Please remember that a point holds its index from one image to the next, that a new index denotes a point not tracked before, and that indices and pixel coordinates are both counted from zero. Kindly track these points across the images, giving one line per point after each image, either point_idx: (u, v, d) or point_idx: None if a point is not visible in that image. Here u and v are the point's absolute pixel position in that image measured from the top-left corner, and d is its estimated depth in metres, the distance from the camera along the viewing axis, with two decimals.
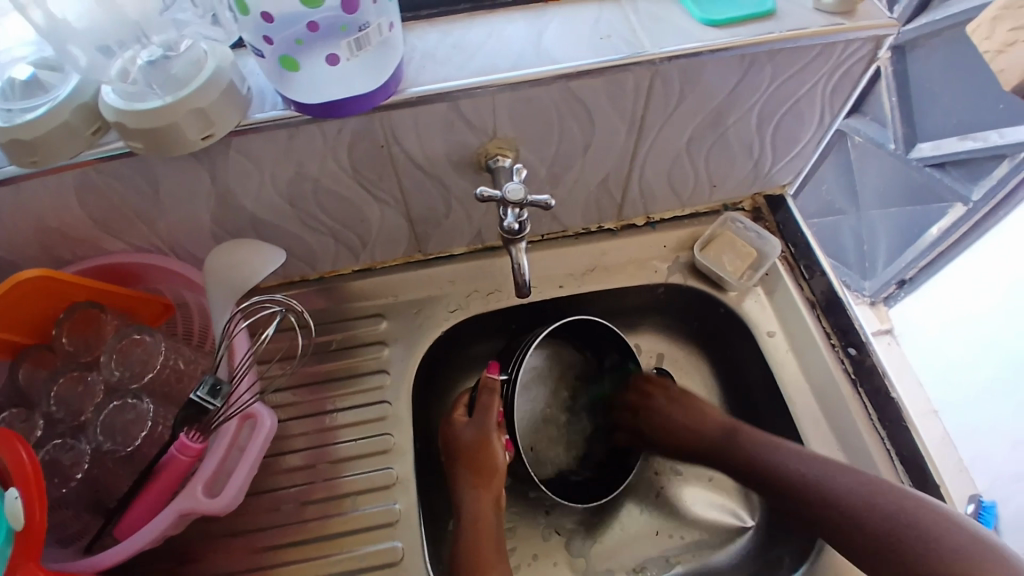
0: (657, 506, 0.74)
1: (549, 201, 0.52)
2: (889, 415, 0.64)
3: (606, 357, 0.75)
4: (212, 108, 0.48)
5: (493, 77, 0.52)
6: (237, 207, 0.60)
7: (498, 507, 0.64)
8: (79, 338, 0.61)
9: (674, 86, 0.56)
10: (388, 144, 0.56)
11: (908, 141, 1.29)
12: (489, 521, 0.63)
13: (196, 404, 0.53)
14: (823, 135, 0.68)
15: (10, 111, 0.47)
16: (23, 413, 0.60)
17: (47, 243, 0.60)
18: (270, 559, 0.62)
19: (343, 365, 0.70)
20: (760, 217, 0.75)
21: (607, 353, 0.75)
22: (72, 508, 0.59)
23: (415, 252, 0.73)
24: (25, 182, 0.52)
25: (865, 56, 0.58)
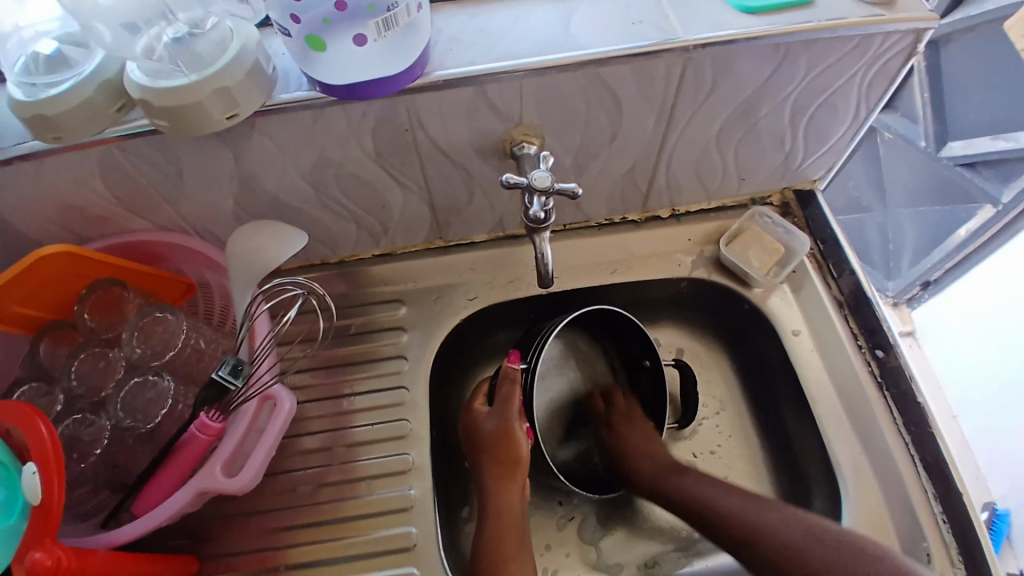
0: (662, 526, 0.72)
1: (576, 190, 0.51)
2: (913, 419, 0.63)
3: (624, 349, 0.74)
4: (237, 88, 0.47)
5: (521, 62, 0.51)
6: (260, 189, 0.59)
7: (524, 494, 0.64)
8: (100, 317, 0.61)
9: (706, 75, 0.55)
10: (412, 129, 0.55)
11: (940, 138, 1.24)
12: (516, 509, 0.63)
13: (217, 383, 0.53)
14: (857, 130, 0.65)
15: (33, 85, 0.47)
16: (44, 389, 0.61)
17: (71, 221, 0.60)
18: (283, 540, 0.62)
19: (361, 350, 0.70)
20: (789, 213, 0.73)
21: (625, 346, 0.74)
22: (89, 485, 0.59)
23: (436, 239, 0.72)
24: (48, 158, 0.52)
25: (904, 49, 0.56)
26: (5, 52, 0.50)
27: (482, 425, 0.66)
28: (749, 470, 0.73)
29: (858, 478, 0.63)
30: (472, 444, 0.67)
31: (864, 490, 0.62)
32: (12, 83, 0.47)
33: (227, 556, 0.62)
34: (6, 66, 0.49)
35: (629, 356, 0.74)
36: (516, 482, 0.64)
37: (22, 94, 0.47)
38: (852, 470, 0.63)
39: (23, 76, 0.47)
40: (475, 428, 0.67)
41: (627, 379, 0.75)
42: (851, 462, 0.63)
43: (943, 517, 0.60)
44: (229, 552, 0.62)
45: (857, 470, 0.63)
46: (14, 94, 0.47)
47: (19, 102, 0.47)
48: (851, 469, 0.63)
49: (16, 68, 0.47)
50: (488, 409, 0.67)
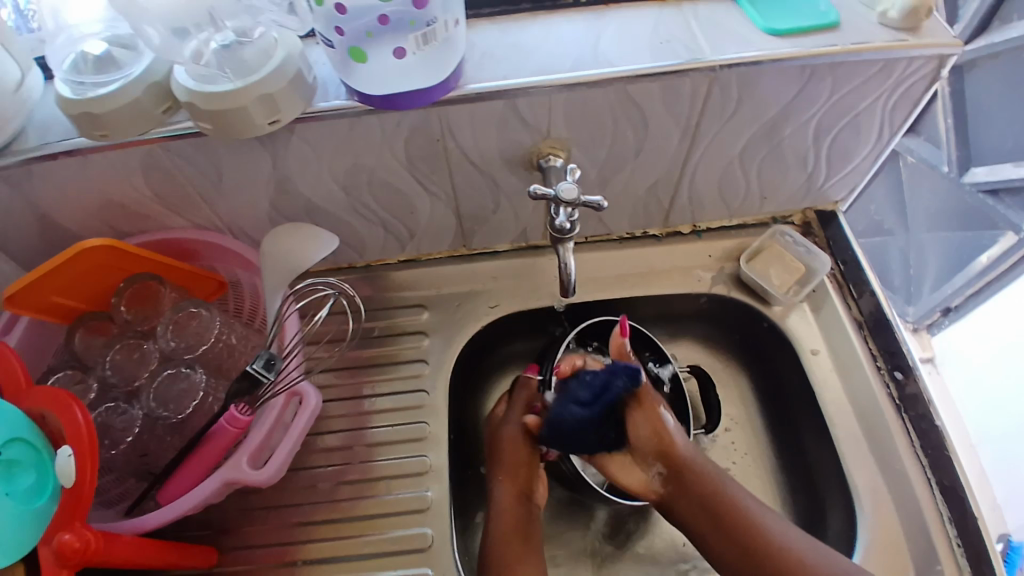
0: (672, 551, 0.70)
1: (602, 202, 0.52)
2: (931, 442, 0.63)
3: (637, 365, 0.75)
4: (280, 95, 0.49)
5: (551, 77, 0.53)
6: (294, 192, 0.61)
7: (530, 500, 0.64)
8: (137, 309, 0.64)
9: (732, 94, 0.56)
10: (444, 139, 0.57)
11: (963, 162, 1.22)
12: (520, 512, 0.63)
13: (250, 377, 0.54)
14: (880, 152, 0.66)
15: (81, 84, 0.49)
16: (78, 376, 0.63)
17: (111, 215, 0.63)
18: (300, 535, 0.64)
19: (383, 352, 0.72)
20: (811, 233, 0.74)
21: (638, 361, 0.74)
22: (116, 473, 0.62)
23: (460, 247, 0.74)
24: (93, 155, 0.55)
25: (927, 74, 0.57)
26: (53, 49, 0.52)
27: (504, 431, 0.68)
28: (762, 488, 0.72)
29: (874, 501, 0.63)
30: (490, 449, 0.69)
31: (878, 512, 0.62)
32: (59, 80, 0.50)
33: (245, 549, 0.64)
34: (53, 61, 0.51)
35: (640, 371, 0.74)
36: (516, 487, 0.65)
37: (69, 92, 0.49)
38: (869, 492, 0.63)
39: (72, 74, 0.49)
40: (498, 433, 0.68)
41: None
42: (868, 483, 0.63)
43: (958, 542, 0.60)
44: (248, 546, 0.64)
45: (874, 494, 0.63)
46: (62, 92, 0.49)
47: (66, 100, 0.49)
48: (866, 490, 0.63)
49: (65, 64, 0.50)
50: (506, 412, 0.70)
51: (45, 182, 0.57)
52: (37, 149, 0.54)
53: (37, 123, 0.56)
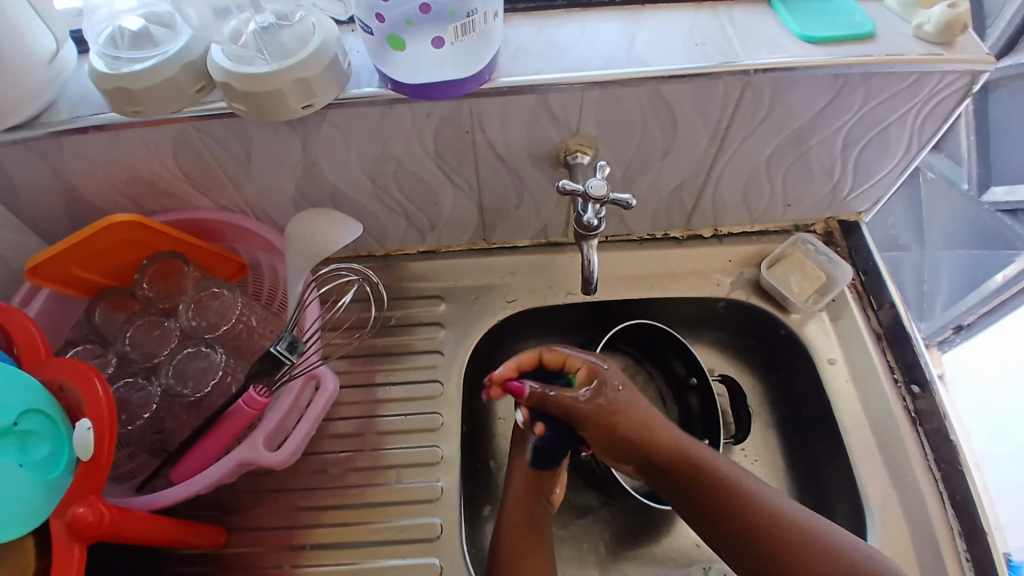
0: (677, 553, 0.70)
1: (630, 201, 0.52)
2: (945, 456, 0.63)
3: (669, 370, 0.75)
4: (315, 80, 0.50)
5: (585, 74, 0.53)
6: (321, 177, 0.61)
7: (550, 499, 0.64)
8: (159, 286, 0.65)
9: (763, 100, 0.56)
10: (473, 131, 0.57)
11: (982, 182, 1.15)
12: (536, 508, 0.63)
13: (273, 357, 0.55)
14: (906, 165, 0.66)
15: (116, 58, 0.50)
16: (96, 350, 0.63)
17: (137, 192, 0.63)
18: (308, 519, 0.64)
19: (399, 341, 0.72)
20: (832, 242, 0.74)
21: (669, 366, 0.75)
22: (130, 449, 0.62)
23: (480, 240, 0.74)
24: (123, 130, 0.55)
25: (958, 90, 0.57)
26: (89, 20, 0.52)
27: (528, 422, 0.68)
28: None
29: (885, 513, 0.62)
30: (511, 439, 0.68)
31: (888, 523, 0.62)
32: (94, 54, 0.50)
33: (254, 530, 0.64)
34: (88, 32, 0.51)
35: (675, 377, 0.75)
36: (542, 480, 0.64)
37: (104, 66, 0.50)
38: (880, 503, 0.63)
39: (107, 48, 0.50)
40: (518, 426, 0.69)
41: (678, 402, 0.75)
42: (879, 494, 0.63)
43: (966, 556, 0.59)
44: (256, 526, 0.64)
45: (885, 506, 0.63)
46: (97, 65, 0.50)
47: (101, 73, 0.50)
48: (877, 501, 0.63)
49: (103, 38, 0.51)
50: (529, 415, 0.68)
51: (74, 156, 0.58)
52: (69, 122, 0.54)
53: (69, 95, 0.56)
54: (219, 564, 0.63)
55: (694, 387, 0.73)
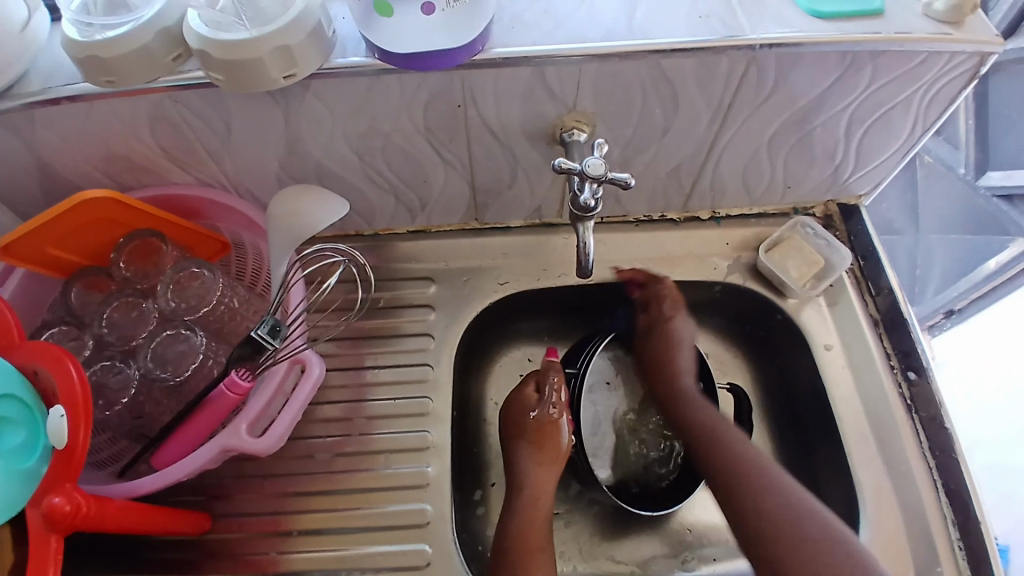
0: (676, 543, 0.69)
1: (630, 180, 0.51)
2: (939, 444, 0.63)
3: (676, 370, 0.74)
4: (297, 48, 0.47)
5: (584, 46, 0.51)
6: (306, 152, 0.59)
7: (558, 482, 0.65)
8: (136, 266, 0.62)
9: (769, 78, 0.54)
10: (465, 106, 0.55)
11: (980, 166, 0.99)
12: (542, 498, 0.63)
13: (254, 342, 0.53)
14: (909, 148, 0.64)
15: (89, 26, 0.47)
16: (73, 332, 0.61)
17: (114, 167, 0.60)
18: (296, 505, 0.63)
19: (388, 324, 0.70)
20: (831, 226, 0.72)
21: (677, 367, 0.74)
22: (110, 433, 0.61)
23: (471, 220, 0.72)
24: (98, 102, 0.52)
25: (967, 71, 0.55)
26: None
27: (528, 414, 0.67)
28: None
29: (878, 499, 0.62)
30: (510, 424, 0.67)
31: (883, 511, 0.62)
32: (65, 21, 0.47)
33: (239, 515, 0.63)
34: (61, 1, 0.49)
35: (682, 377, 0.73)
36: (550, 470, 0.65)
37: (76, 34, 0.47)
38: (872, 491, 0.62)
39: (80, 16, 0.47)
40: (515, 414, 0.67)
41: None
42: (872, 482, 0.63)
43: (960, 544, 0.60)
44: (242, 512, 0.63)
45: (878, 494, 0.62)
46: (68, 34, 0.47)
47: (73, 42, 0.47)
48: (871, 491, 0.62)
49: (74, 6, 0.48)
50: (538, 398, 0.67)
51: (47, 129, 0.55)
52: (40, 94, 0.51)
53: (40, 66, 0.53)
54: (204, 550, 0.62)
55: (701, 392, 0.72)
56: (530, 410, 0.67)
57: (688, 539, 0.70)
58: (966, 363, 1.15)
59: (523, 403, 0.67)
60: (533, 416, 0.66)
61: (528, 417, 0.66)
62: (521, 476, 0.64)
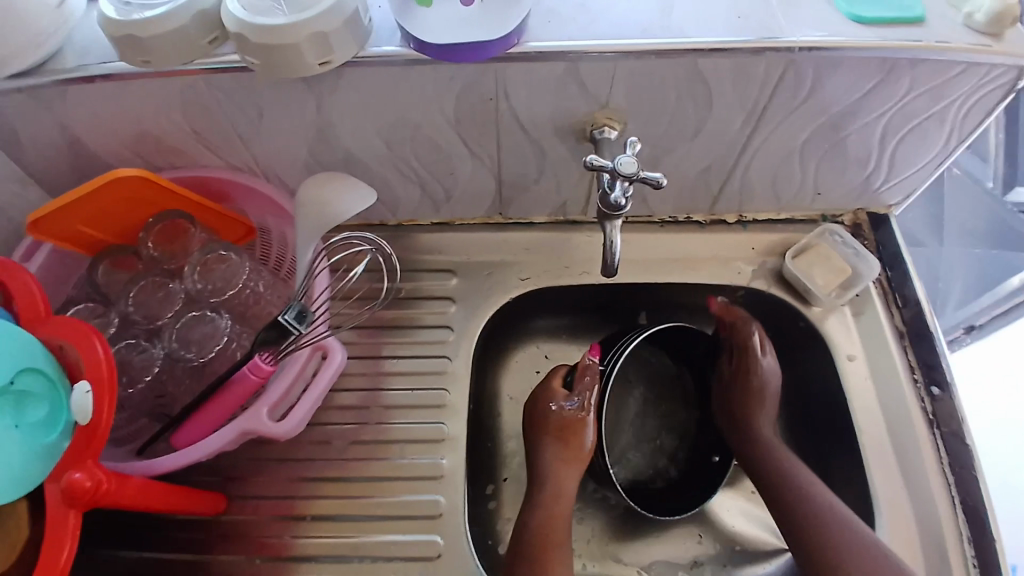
0: (687, 551, 0.69)
1: (661, 180, 0.50)
2: (959, 460, 0.62)
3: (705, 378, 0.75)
4: (333, 35, 0.47)
5: (618, 43, 0.50)
6: (335, 140, 0.59)
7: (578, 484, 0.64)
8: (164, 246, 0.62)
9: (805, 82, 0.53)
10: (496, 99, 0.54)
11: (1008, 181, 0.98)
12: (564, 499, 0.62)
13: (280, 326, 0.53)
14: (942, 160, 0.63)
15: (126, 5, 0.47)
16: (99, 310, 0.62)
17: (145, 147, 0.61)
18: (310, 490, 0.63)
19: (409, 315, 0.70)
20: (860, 235, 0.71)
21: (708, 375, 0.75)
22: (130, 411, 0.61)
23: (495, 215, 0.71)
24: (133, 81, 0.53)
25: (1005, 83, 0.54)
26: None
27: (550, 408, 0.65)
28: None
29: (894, 512, 0.61)
30: (531, 419, 0.67)
31: (897, 524, 0.61)
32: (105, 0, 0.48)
33: (254, 498, 0.63)
34: None
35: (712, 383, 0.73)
36: (576, 469, 0.64)
37: (113, 12, 0.47)
38: (889, 503, 0.62)
39: None
40: (540, 409, 0.66)
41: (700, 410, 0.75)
42: (889, 495, 0.62)
43: (974, 562, 0.59)
44: (256, 495, 0.63)
45: (894, 506, 0.62)
46: (106, 12, 0.47)
47: (109, 19, 0.47)
48: (887, 504, 0.62)
49: None
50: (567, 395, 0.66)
51: (81, 107, 0.55)
52: (76, 72, 0.52)
53: (77, 44, 0.53)
54: (218, 530, 0.62)
55: None
56: (553, 403, 0.65)
57: (700, 548, 0.69)
58: (988, 382, 1.11)
59: (547, 396, 0.66)
60: (556, 410, 0.65)
61: (550, 410, 0.65)
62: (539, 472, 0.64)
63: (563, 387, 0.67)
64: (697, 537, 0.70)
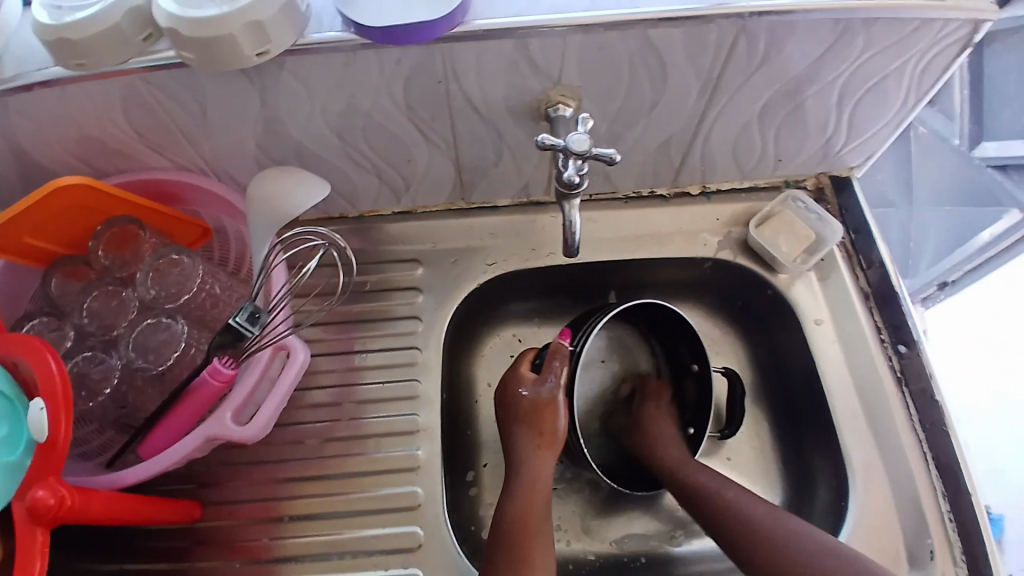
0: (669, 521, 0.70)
1: (614, 157, 0.49)
2: (930, 418, 0.63)
3: (671, 352, 0.72)
4: (269, 24, 0.45)
5: (567, 16, 0.49)
6: (285, 132, 0.57)
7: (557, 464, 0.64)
8: (115, 253, 0.60)
9: (758, 47, 0.52)
10: (447, 81, 0.53)
11: (974, 137, 0.95)
12: (539, 480, 0.62)
13: (233, 330, 0.53)
14: (903, 118, 0.63)
15: (58, 8, 0.46)
16: (53, 323, 0.60)
17: (90, 152, 0.59)
18: (287, 491, 0.63)
19: (376, 307, 0.69)
20: (823, 199, 0.71)
21: (674, 350, 0.72)
22: (96, 424, 0.60)
23: (458, 200, 0.70)
24: (71, 86, 0.50)
25: (961, 38, 0.53)
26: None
27: (521, 394, 0.65)
28: (756, 456, 0.72)
29: (867, 474, 0.62)
30: (502, 407, 0.66)
31: (871, 485, 0.62)
32: (37, 4, 0.46)
33: (230, 503, 0.62)
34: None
35: (678, 360, 0.72)
36: (552, 455, 0.64)
37: (46, 16, 0.46)
38: (862, 466, 0.63)
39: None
40: (511, 395, 0.65)
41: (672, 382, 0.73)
42: (862, 457, 0.63)
43: (950, 517, 0.60)
44: (232, 500, 0.63)
45: (867, 469, 0.63)
46: (40, 17, 0.46)
47: (43, 25, 0.46)
48: (860, 464, 0.63)
49: None
50: (534, 377, 0.65)
51: (19, 115, 0.53)
52: (12, 80, 0.50)
53: (9, 50, 0.51)
54: (196, 537, 0.62)
55: (694, 374, 0.70)
56: (524, 388, 0.65)
57: (679, 517, 0.70)
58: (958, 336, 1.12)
59: (517, 382, 0.65)
60: (528, 395, 0.64)
61: (521, 396, 0.64)
62: (516, 457, 0.63)
63: (532, 371, 0.67)
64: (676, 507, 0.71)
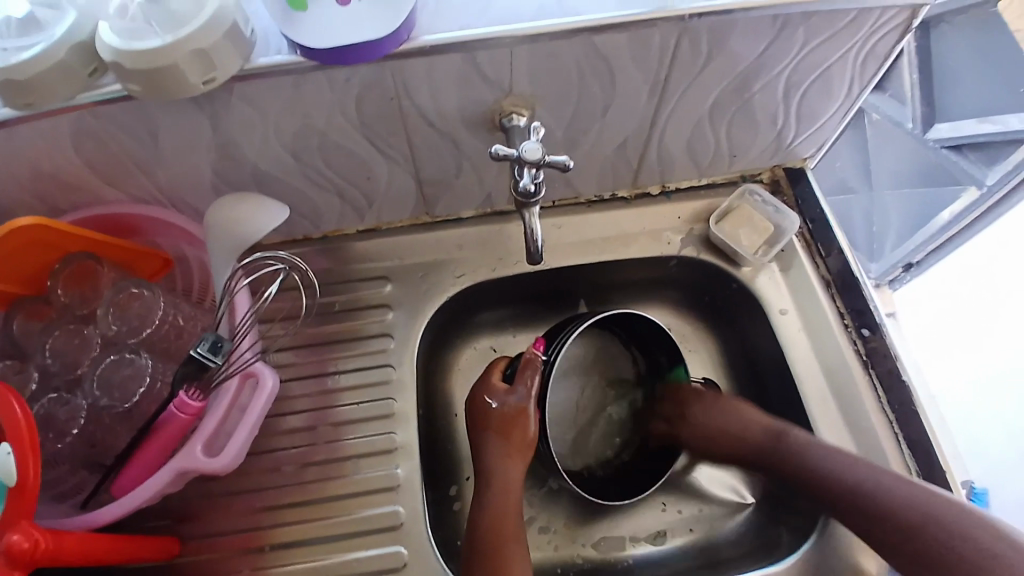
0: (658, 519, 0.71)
1: (568, 162, 0.50)
2: (898, 398, 0.64)
3: (653, 360, 0.74)
4: (214, 51, 0.45)
5: (513, 27, 0.49)
6: (240, 156, 0.57)
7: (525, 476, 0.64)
8: (75, 290, 0.59)
9: (702, 48, 0.53)
10: (399, 96, 0.53)
11: (927, 120, 0.96)
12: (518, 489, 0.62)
13: (196, 361, 0.51)
14: (849, 108, 0.64)
15: (6, 50, 0.44)
16: (17, 366, 0.59)
17: (43, 190, 0.57)
18: (269, 520, 0.62)
19: (344, 327, 0.69)
20: (779, 191, 0.73)
21: (654, 357, 0.74)
22: (68, 464, 0.59)
23: (423, 215, 0.70)
24: (21, 126, 0.50)
25: (898, 26, 0.54)
26: None
27: (492, 405, 0.65)
28: None
29: None
30: (473, 419, 0.66)
31: None
32: None
33: (209, 537, 0.62)
34: None
35: (658, 367, 0.74)
36: (519, 458, 0.63)
37: None
38: None
39: None
40: (479, 406, 0.65)
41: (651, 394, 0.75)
42: (835, 441, 0.64)
43: None
44: (211, 533, 0.62)
45: None
46: None
47: None
48: None
49: None
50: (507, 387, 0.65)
51: None
52: None
53: None
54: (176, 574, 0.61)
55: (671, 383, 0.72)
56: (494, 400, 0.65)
57: (664, 517, 0.71)
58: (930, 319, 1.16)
59: (488, 392, 0.65)
60: (497, 406, 0.64)
61: (489, 408, 0.64)
62: (493, 470, 0.63)
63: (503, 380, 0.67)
64: (662, 504, 0.71)
